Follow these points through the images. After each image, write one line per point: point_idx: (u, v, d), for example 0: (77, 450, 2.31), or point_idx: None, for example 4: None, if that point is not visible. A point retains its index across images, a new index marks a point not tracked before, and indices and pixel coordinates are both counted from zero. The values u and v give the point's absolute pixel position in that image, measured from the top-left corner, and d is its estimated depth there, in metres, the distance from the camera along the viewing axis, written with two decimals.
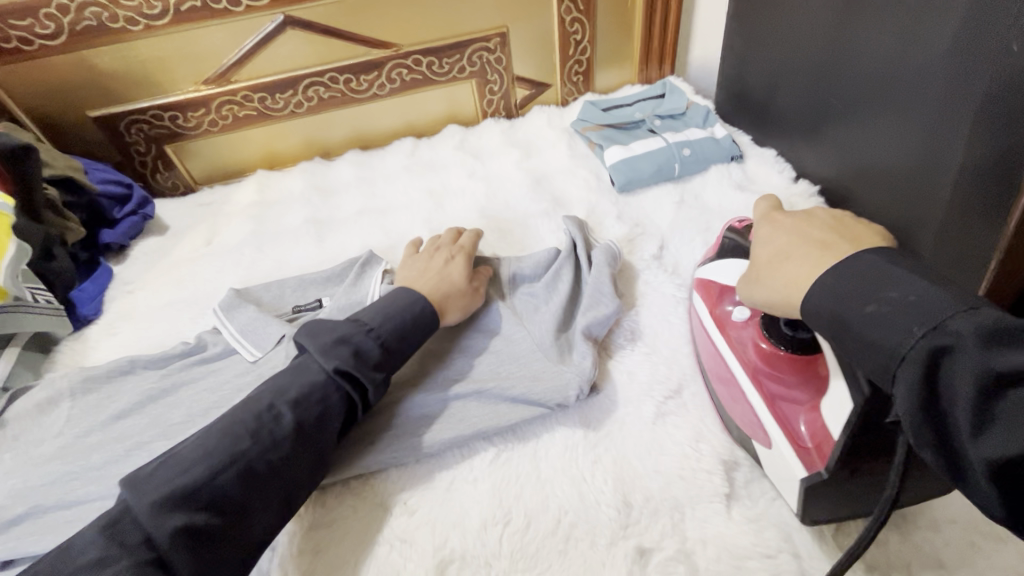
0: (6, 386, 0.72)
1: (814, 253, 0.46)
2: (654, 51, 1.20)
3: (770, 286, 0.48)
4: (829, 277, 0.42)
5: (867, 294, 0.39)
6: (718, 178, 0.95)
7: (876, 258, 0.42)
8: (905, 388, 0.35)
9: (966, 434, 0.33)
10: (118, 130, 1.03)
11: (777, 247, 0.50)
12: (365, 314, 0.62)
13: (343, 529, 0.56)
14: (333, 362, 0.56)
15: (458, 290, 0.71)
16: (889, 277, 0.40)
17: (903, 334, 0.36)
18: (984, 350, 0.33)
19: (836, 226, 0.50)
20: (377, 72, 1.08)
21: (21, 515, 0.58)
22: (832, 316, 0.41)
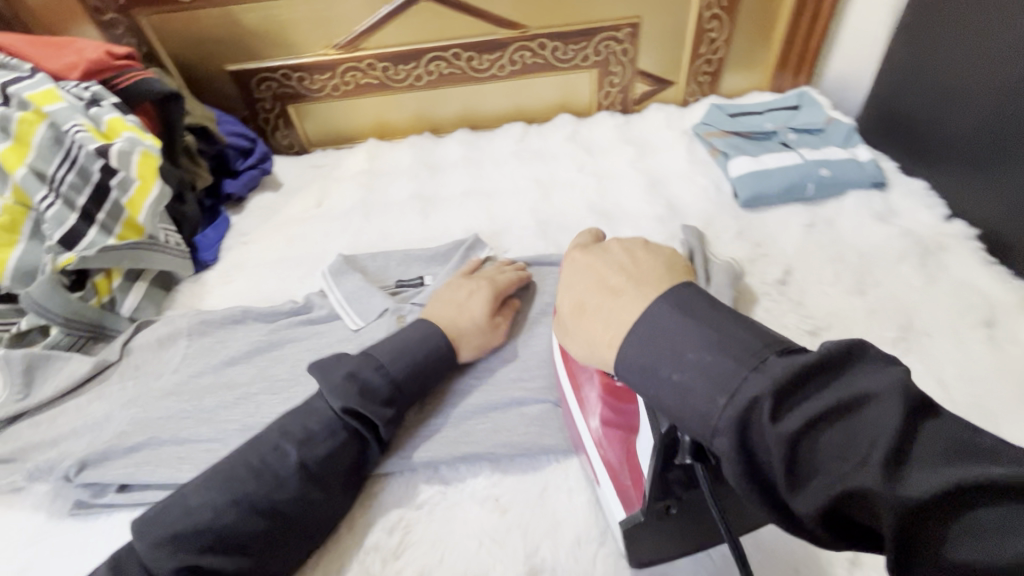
0: (131, 318, 0.77)
1: (611, 304, 0.43)
2: (794, 58, 1.11)
3: (580, 337, 0.45)
4: (635, 342, 0.39)
5: (672, 355, 0.37)
6: (856, 205, 0.86)
7: (665, 310, 0.39)
8: (725, 461, 0.33)
9: (788, 492, 0.31)
10: (250, 86, 1.07)
11: (583, 292, 0.46)
12: (373, 349, 0.60)
13: (433, 515, 0.56)
14: (338, 401, 0.55)
15: (475, 326, 0.66)
16: (690, 333, 0.37)
17: (713, 403, 0.34)
18: (776, 408, 0.31)
19: (637, 267, 0.45)
20: (500, 53, 1.06)
21: (140, 443, 0.61)
22: (640, 372, 0.38)
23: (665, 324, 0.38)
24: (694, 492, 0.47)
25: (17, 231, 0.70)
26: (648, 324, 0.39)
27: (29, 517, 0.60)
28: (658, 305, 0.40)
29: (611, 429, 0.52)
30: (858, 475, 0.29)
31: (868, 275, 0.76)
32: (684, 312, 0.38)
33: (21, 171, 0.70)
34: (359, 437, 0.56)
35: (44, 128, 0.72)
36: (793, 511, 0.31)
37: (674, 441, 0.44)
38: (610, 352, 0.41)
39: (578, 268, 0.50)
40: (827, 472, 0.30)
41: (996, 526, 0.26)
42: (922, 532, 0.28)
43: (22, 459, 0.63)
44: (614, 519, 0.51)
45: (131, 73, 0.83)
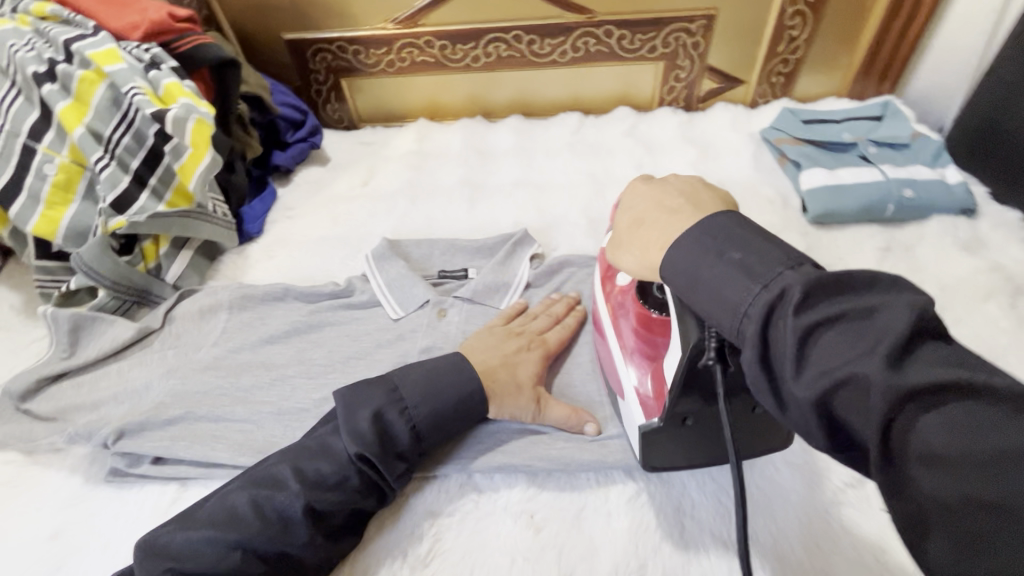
0: (176, 285, 0.77)
1: (667, 219, 0.43)
2: (879, 64, 1.02)
3: (631, 245, 0.46)
4: (687, 242, 0.40)
5: (716, 254, 0.38)
6: (940, 231, 0.79)
7: (728, 221, 0.39)
8: (748, 346, 0.34)
9: (789, 374, 0.32)
10: (305, 56, 1.05)
11: (642, 208, 0.46)
12: (405, 387, 0.55)
13: (464, 524, 0.54)
14: (355, 444, 0.51)
15: (516, 373, 0.59)
16: (732, 235, 0.38)
17: (750, 293, 0.35)
18: (805, 299, 0.32)
19: (695, 188, 0.46)
20: (563, 37, 1.01)
21: (177, 417, 0.61)
22: (684, 274, 0.39)
23: (713, 228, 0.39)
24: (709, 409, 0.48)
25: (72, 190, 0.70)
26: (697, 228, 0.40)
27: (66, 478, 0.61)
28: (715, 217, 0.40)
29: (642, 349, 0.53)
30: (860, 363, 0.30)
31: (948, 310, 0.70)
32: (735, 221, 0.39)
33: (79, 131, 0.69)
34: (365, 490, 0.52)
35: (103, 88, 0.72)
36: (788, 394, 0.33)
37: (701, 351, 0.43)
38: (657, 256, 0.42)
39: (640, 193, 0.48)
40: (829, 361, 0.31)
41: (975, 424, 0.27)
42: (906, 422, 0.28)
43: (63, 420, 0.63)
44: (634, 427, 0.52)
45: (191, 37, 0.81)
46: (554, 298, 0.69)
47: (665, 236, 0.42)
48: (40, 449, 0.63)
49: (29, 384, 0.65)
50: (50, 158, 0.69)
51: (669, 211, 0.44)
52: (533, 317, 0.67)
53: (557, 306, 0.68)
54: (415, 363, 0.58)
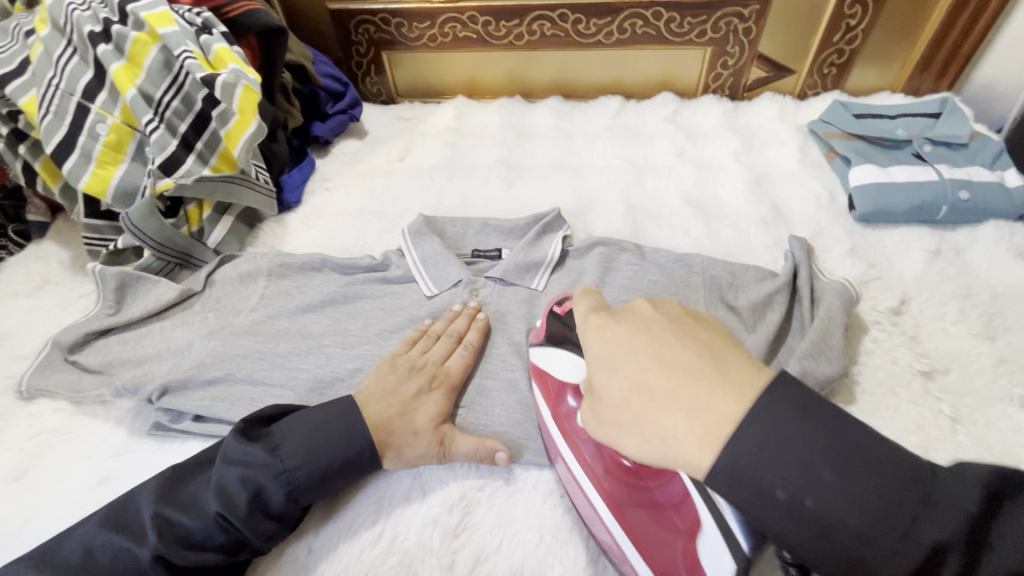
0: (216, 251, 0.79)
1: (696, 398, 0.33)
2: (941, 57, 0.97)
3: (635, 427, 0.34)
4: (743, 440, 0.31)
5: (791, 464, 0.30)
6: (994, 236, 0.76)
7: (771, 404, 0.31)
8: (812, 528, 0.30)
9: (873, 561, 0.29)
10: (348, 28, 1.04)
11: (643, 365, 0.35)
12: (287, 446, 0.52)
13: (493, 498, 0.55)
14: (220, 505, 0.49)
15: (411, 431, 0.56)
16: (783, 423, 0.31)
17: (803, 479, 0.30)
18: (853, 485, 0.30)
19: (682, 328, 0.37)
20: (610, 18, 0.99)
21: (218, 377, 0.63)
22: (736, 476, 0.31)
23: (748, 406, 0.31)
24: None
25: (122, 150, 0.71)
26: (739, 430, 0.31)
27: (112, 429, 0.63)
28: (738, 384, 0.33)
29: (640, 505, 0.51)
30: (915, 530, 0.29)
31: (999, 318, 0.68)
32: (761, 386, 0.32)
33: (131, 92, 0.70)
34: (232, 547, 0.49)
35: (156, 51, 0.72)
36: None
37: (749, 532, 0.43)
38: (698, 452, 0.31)
39: (643, 345, 0.36)
40: (892, 552, 0.29)
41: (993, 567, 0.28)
42: None
43: (109, 373, 0.65)
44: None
45: (242, 3, 0.82)
46: (456, 312, 0.68)
47: (728, 440, 0.31)
48: (87, 400, 0.65)
49: (79, 337, 0.68)
50: (102, 118, 0.70)
51: (779, 435, 0.31)
52: (436, 341, 0.65)
53: (459, 324, 0.66)
54: (303, 415, 0.55)
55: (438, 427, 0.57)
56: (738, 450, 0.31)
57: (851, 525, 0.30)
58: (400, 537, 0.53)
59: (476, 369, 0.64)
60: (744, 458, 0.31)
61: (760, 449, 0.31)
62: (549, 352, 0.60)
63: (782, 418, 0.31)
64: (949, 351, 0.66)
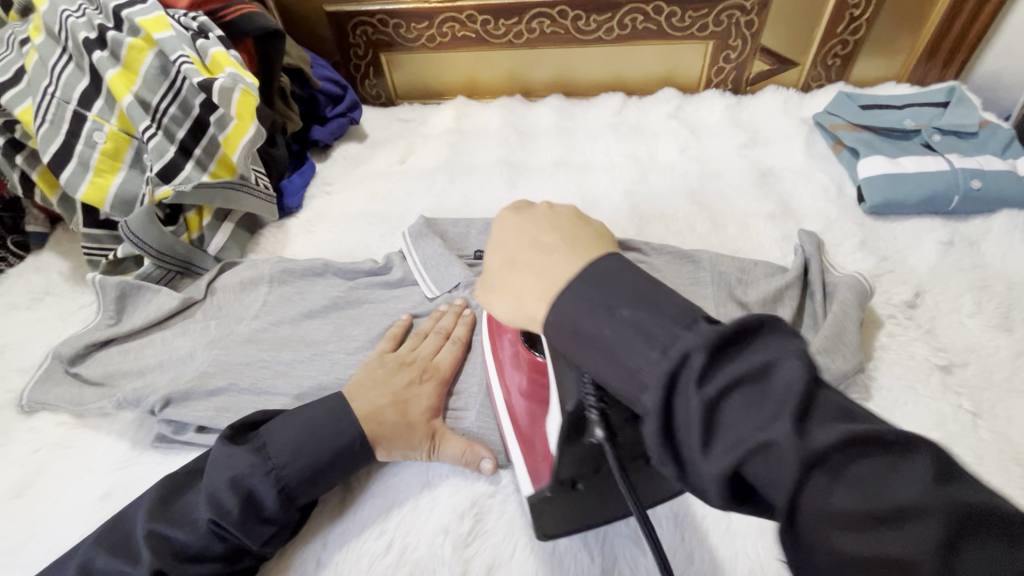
0: (217, 257, 0.78)
1: (540, 262, 0.39)
2: (946, 46, 0.96)
3: (503, 293, 0.42)
4: (571, 293, 0.35)
5: (600, 306, 0.33)
6: (1008, 226, 0.75)
7: (606, 266, 0.36)
8: (648, 417, 0.29)
9: (695, 446, 0.28)
10: (346, 30, 1.03)
11: (513, 247, 0.43)
12: (275, 444, 0.51)
13: (504, 504, 0.54)
14: (211, 511, 0.47)
15: (401, 423, 0.55)
16: (626, 290, 0.33)
17: (644, 356, 0.30)
18: (706, 369, 0.28)
19: (569, 225, 0.44)
20: (611, 14, 0.97)
21: (221, 387, 0.61)
22: (568, 325, 0.35)
23: (593, 280, 0.35)
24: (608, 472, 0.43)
25: (120, 158, 0.70)
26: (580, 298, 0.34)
27: (114, 443, 0.62)
28: (593, 263, 0.36)
29: (531, 398, 0.51)
30: (771, 429, 0.26)
31: (1016, 309, 0.67)
32: (615, 265, 0.36)
33: (128, 99, 0.69)
34: (230, 555, 0.48)
35: (152, 57, 0.71)
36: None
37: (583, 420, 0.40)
38: (539, 304, 0.37)
39: (529, 234, 0.43)
40: (738, 427, 0.27)
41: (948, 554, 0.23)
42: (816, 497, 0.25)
43: (110, 386, 0.64)
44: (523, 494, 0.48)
45: (238, 6, 0.80)
46: (442, 311, 0.67)
47: (573, 301, 0.35)
48: (89, 413, 0.64)
49: (79, 349, 0.67)
50: (99, 126, 0.69)
51: (619, 308, 0.33)
52: (424, 339, 0.64)
53: (446, 320, 0.66)
54: (290, 412, 0.54)
55: (430, 423, 0.56)
56: (578, 316, 0.34)
57: (693, 416, 0.27)
58: (410, 547, 0.51)
59: (466, 365, 0.64)
60: (579, 321, 0.34)
61: (596, 311, 0.34)
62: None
63: (638, 294, 0.33)
64: (966, 344, 0.64)
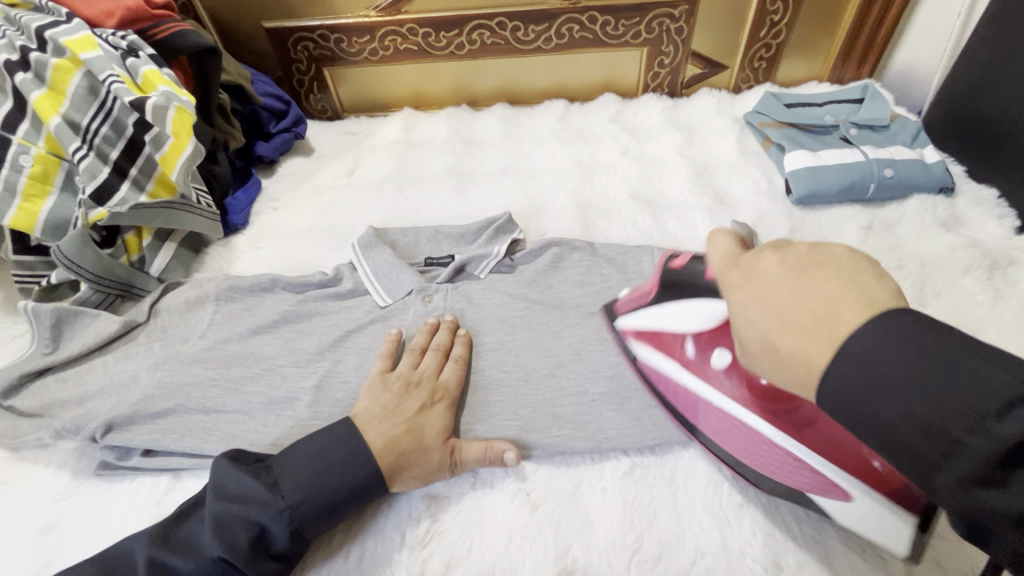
0: (160, 278, 0.76)
1: (801, 336, 0.32)
2: (859, 46, 1.03)
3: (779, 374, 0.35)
4: (852, 357, 0.30)
5: (889, 381, 0.29)
6: (919, 211, 0.81)
7: (878, 329, 0.30)
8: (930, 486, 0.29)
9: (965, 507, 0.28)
10: (287, 46, 1.03)
11: (763, 329, 0.35)
12: (286, 481, 0.50)
13: (458, 504, 0.55)
14: (222, 548, 0.47)
15: (423, 450, 0.54)
16: (898, 348, 0.29)
17: (912, 415, 0.28)
18: (984, 419, 0.26)
19: (804, 264, 0.35)
20: (548, 24, 1.01)
21: (166, 409, 0.60)
22: (841, 406, 0.31)
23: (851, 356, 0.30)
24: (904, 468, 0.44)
25: (50, 181, 0.68)
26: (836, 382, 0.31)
27: (54, 474, 0.60)
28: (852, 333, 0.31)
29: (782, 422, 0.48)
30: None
31: (929, 286, 0.72)
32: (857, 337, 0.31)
33: (56, 120, 0.67)
34: None
35: (79, 77, 0.70)
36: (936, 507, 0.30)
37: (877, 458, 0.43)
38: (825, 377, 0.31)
39: (766, 285, 0.36)
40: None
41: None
42: None
43: (48, 416, 0.62)
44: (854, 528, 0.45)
45: (169, 24, 0.79)
46: (434, 324, 0.66)
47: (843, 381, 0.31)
48: (25, 446, 0.62)
49: (12, 381, 0.64)
50: (25, 149, 0.67)
51: (889, 384, 0.29)
52: (423, 355, 0.63)
53: (443, 336, 0.64)
54: (301, 444, 0.53)
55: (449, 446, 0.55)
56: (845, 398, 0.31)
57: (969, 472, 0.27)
58: (368, 554, 0.52)
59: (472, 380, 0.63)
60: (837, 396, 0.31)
61: (869, 384, 0.30)
62: (641, 304, 0.57)
63: (893, 354, 0.29)
64: None
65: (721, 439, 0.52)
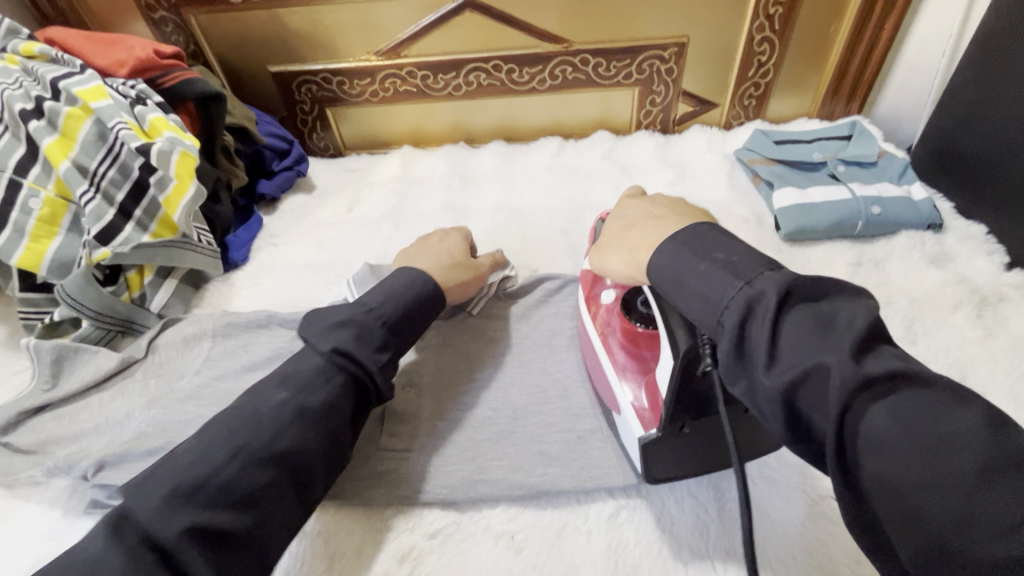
0: (160, 314, 0.78)
1: (654, 224, 0.50)
2: (846, 85, 1.06)
3: (619, 249, 0.53)
4: (672, 242, 0.46)
5: (703, 257, 0.43)
6: (908, 246, 0.82)
7: (708, 229, 0.46)
8: (725, 336, 0.40)
9: (761, 366, 0.37)
10: (291, 88, 1.08)
11: (635, 220, 0.53)
12: (367, 297, 0.61)
13: (444, 545, 0.55)
14: (329, 345, 0.55)
15: (450, 256, 0.71)
16: (716, 242, 0.44)
17: (725, 287, 0.41)
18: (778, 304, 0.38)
19: (678, 203, 0.54)
20: (542, 66, 1.04)
21: (158, 447, 0.61)
22: (671, 275, 0.45)
23: (701, 242, 0.45)
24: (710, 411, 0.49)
25: (57, 224, 0.71)
26: (686, 256, 0.44)
27: (45, 512, 0.61)
28: (701, 229, 0.46)
29: (637, 367, 0.57)
30: (824, 356, 0.35)
31: (918, 322, 0.72)
32: (716, 232, 0.46)
33: (65, 165, 0.70)
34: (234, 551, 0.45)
35: (89, 124, 0.74)
36: (755, 382, 0.38)
37: (692, 358, 0.46)
38: (645, 252, 0.49)
39: (656, 204, 0.54)
40: (796, 360, 0.36)
41: (929, 414, 0.31)
42: (859, 417, 0.33)
43: (43, 453, 0.63)
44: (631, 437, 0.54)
45: (177, 72, 0.83)
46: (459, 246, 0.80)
47: (721, 275, 0.41)
48: (19, 483, 0.62)
49: (10, 417, 0.65)
50: (35, 192, 0.70)
51: (715, 254, 0.43)
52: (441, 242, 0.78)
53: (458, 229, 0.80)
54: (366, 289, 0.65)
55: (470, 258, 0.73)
56: (690, 261, 0.44)
57: (762, 343, 0.37)
58: None
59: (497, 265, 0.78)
60: (685, 270, 0.44)
61: (697, 260, 0.44)
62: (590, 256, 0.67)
63: (723, 244, 0.44)
64: None
65: (589, 357, 0.64)
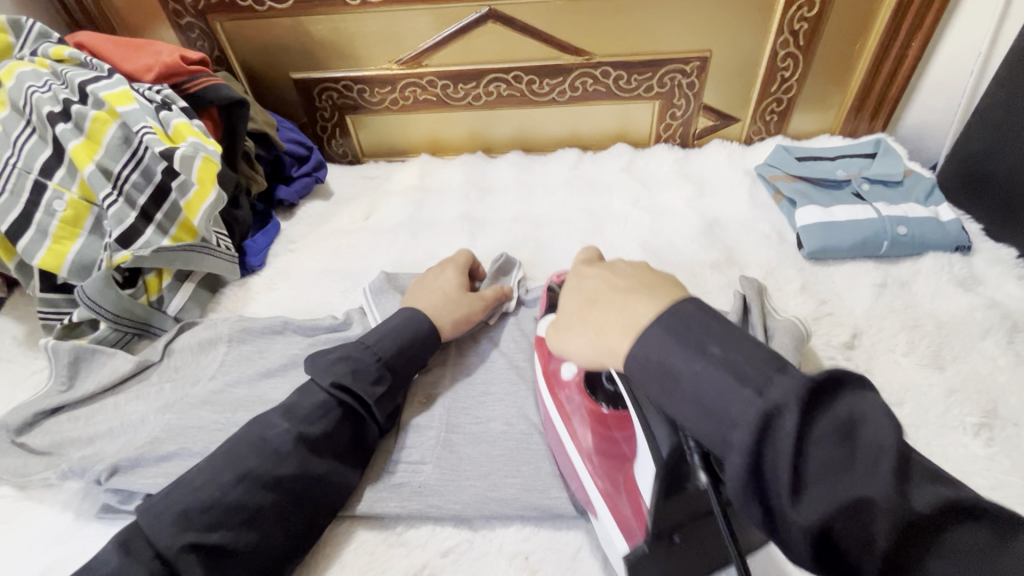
0: (177, 318, 0.78)
1: (621, 300, 0.44)
2: (871, 102, 1.04)
3: (582, 329, 0.46)
4: (656, 335, 0.39)
5: (693, 347, 0.38)
6: (935, 268, 0.80)
7: (695, 309, 0.40)
8: (736, 452, 0.33)
9: (788, 501, 0.32)
10: (313, 95, 1.08)
11: (596, 289, 0.47)
12: (366, 335, 0.62)
13: (456, 563, 0.54)
14: (328, 378, 0.57)
15: (446, 296, 0.70)
16: (708, 327, 0.38)
17: (728, 392, 0.35)
18: (804, 412, 0.32)
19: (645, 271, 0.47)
20: (562, 78, 1.04)
21: (172, 452, 0.61)
22: (658, 368, 0.39)
23: (685, 326, 0.39)
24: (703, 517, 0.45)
25: (80, 225, 0.72)
26: (684, 352, 0.38)
27: (58, 515, 0.60)
28: (686, 306, 0.40)
29: (607, 459, 0.53)
30: (868, 487, 0.31)
31: (947, 347, 0.70)
32: (704, 313, 0.39)
33: (90, 168, 0.71)
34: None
35: (115, 127, 0.74)
36: (782, 518, 0.32)
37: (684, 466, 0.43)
38: (622, 341, 0.41)
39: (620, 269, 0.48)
40: (833, 488, 0.31)
41: (983, 551, 0.30)
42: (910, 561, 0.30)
43: (58, 454, 0.63)
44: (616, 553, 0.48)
45: (203, 78, 0.84)
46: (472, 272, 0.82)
47: (719, 377, 0.36)
48: (33, 484, 0.62)
49: (26, 418, 0.65)
50: (59, 194, 0.71)
51: (710, 347, 0.37)
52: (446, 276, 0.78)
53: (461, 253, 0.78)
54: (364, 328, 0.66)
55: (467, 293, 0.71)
56: (679, 354, 0.38)
57: (785, 470, 0.32)
58: None
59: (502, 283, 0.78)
60: (672, 360, 0.38)
61: (690, 350, 0.38)
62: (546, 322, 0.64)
63: (717, 332, 0.38)
64: (901, 383, 0.67)
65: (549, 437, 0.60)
